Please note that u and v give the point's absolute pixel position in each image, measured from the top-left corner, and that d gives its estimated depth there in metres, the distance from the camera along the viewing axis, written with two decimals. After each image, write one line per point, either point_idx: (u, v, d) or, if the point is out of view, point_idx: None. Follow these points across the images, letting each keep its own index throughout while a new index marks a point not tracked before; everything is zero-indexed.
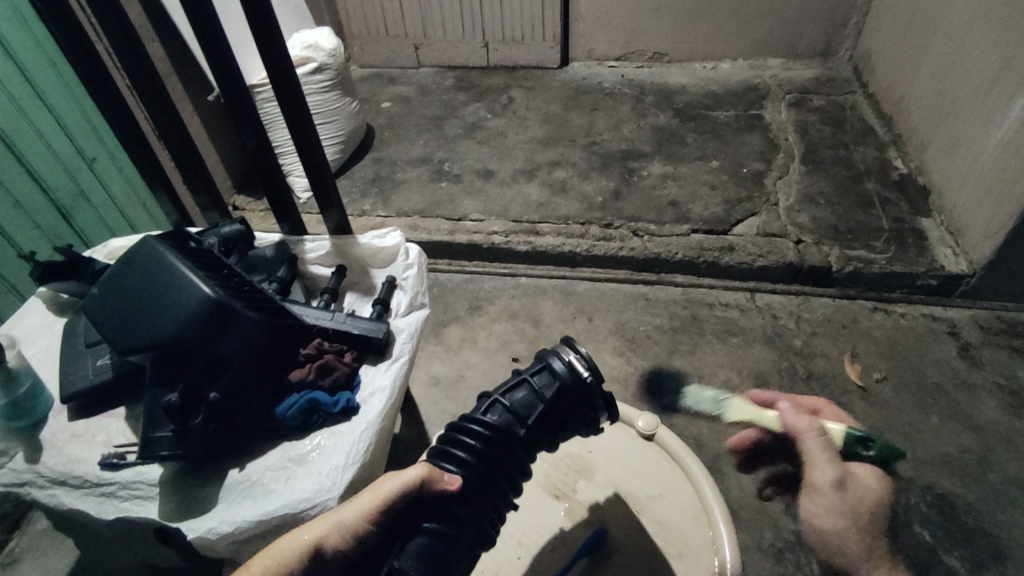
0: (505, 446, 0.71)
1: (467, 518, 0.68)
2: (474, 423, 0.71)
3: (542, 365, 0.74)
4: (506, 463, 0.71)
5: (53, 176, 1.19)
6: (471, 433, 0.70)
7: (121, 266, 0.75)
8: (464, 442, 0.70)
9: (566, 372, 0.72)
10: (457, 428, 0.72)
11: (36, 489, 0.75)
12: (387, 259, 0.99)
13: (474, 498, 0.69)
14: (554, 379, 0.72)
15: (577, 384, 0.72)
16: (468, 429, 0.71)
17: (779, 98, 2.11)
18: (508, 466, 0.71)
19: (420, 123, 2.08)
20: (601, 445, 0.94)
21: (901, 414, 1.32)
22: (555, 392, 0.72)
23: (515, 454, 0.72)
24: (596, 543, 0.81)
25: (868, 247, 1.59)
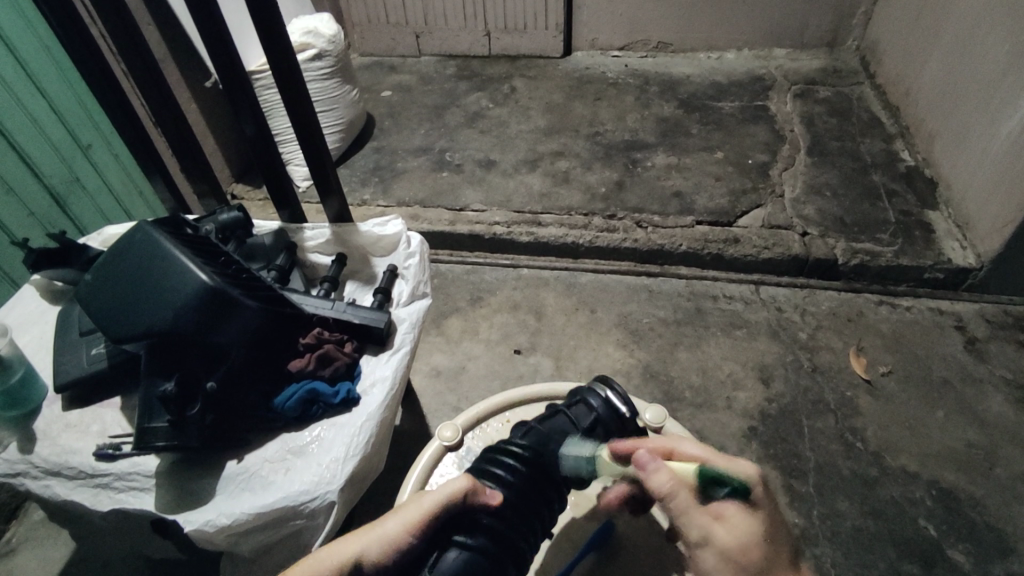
0: (545, 473, 0.69)
1: (506, 541, 0.64)
2: (513, 447, 0.70)
3: (577, 401, 0.75)
4: (544, 492, 0.69)
5: (47, 163, 1.17)
6: (510, 454, 0.69)
7: (117, 253, 0.72)
8: (502, 465, 0.68)
9: (604, 407, 0.73)
10: (494, 455, 0.70)
11: (29, 480, 0.73)
12: (389, 247, 0.97)
13: (514, 522, 0.65)
14: (592, 411, 0.73)
15: (617, 420, 0.72)
16: (506, 452, 0.69)
17: (785, 89, 2.08)
18: (548, 493, 0.69)
19: (421, 113, 2.05)
20: None
21: (907, 409, 1.31)
22: (593, 423, 0.72)
23: (553, 484, 0.70)
24: (604, 536, 0.79)
25: (874, 240, 1.57)
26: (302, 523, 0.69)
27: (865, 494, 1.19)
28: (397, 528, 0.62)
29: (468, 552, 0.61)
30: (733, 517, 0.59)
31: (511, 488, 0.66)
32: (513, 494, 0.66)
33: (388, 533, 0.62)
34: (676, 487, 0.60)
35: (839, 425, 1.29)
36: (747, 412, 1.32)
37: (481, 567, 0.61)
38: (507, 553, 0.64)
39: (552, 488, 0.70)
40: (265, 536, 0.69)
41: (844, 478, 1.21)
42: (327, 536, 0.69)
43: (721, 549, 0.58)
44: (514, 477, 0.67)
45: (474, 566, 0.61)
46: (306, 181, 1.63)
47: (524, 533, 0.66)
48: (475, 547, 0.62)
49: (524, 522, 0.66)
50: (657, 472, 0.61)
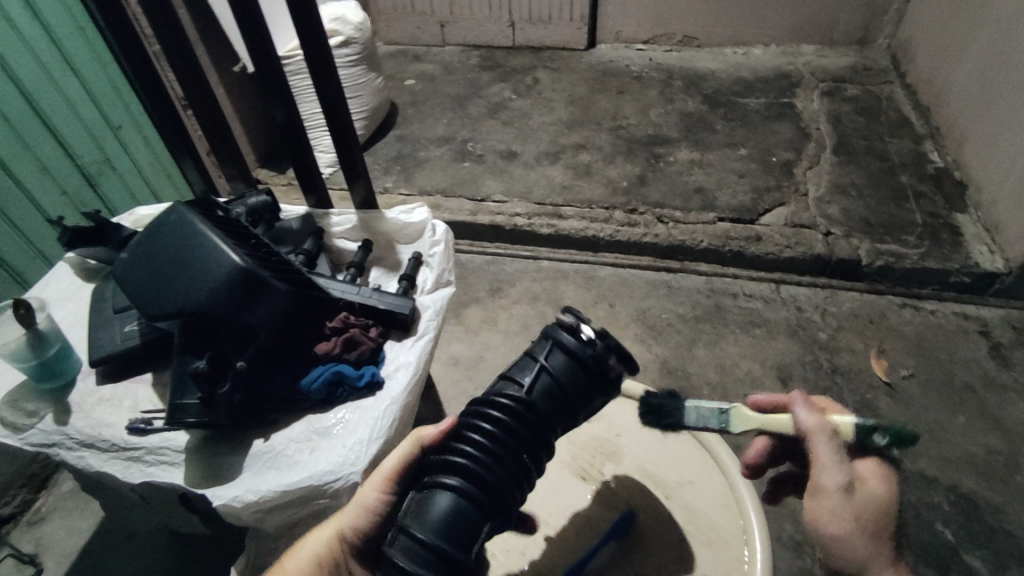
0: (533, 425, 0.64)
1: (495, 492, 0.60)
2: (500, 401, 0.64)
3: (545, 340, 0.68)
4: (535, 447, 0.64)
5: (79, 143, 1.19)
6: (481, 402, 0.65)
7: (150, 233, 0.74)
8: (488, 419, 0.63)
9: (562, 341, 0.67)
10: (479, 412, 0.65)
11: (64, 450, 0.75)
12: (414, 234, 0.97)
13: (505, 472, 0.61)
14: (548, 342, 0.67)
15: (575, 346, 0.66)
16: (494, 408, 0.64)
17: (812, 86, 2.05)
18: (531, 435, 0.63)
19: (444, 102, 2.05)
20: (628, 429, 0.91)
21: (927, 412, 1.30)
22: (550, 353, 0.67)
23: (542, 431, 0.64)
24: (623, 526, 0.80)
25: (900, 242, 1.55)
26: (326, 502, 0.70)
27: None
28: (379, 498, 0.65)
29: (448, 496, 0.59)
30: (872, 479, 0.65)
31: (496, 441, 0.62)
32: (500, 446, 0.62)
33: (371, 505, 0.65)
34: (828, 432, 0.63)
35: None
36: None
37: (469, 515, 0.59)
38: (497, 504, 0.61)
39: (543, 440, 0.64)
40: (290, 514, 0.70)
41: None
42: None
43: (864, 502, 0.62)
44: (484, 421, 0.63)
45: (463, 515, 0.59)
46: (330, 168, 1.64)
47: (515, 486, 0.62)
48: (462, 497, 0.59)
49: (515, 473, 0.62)
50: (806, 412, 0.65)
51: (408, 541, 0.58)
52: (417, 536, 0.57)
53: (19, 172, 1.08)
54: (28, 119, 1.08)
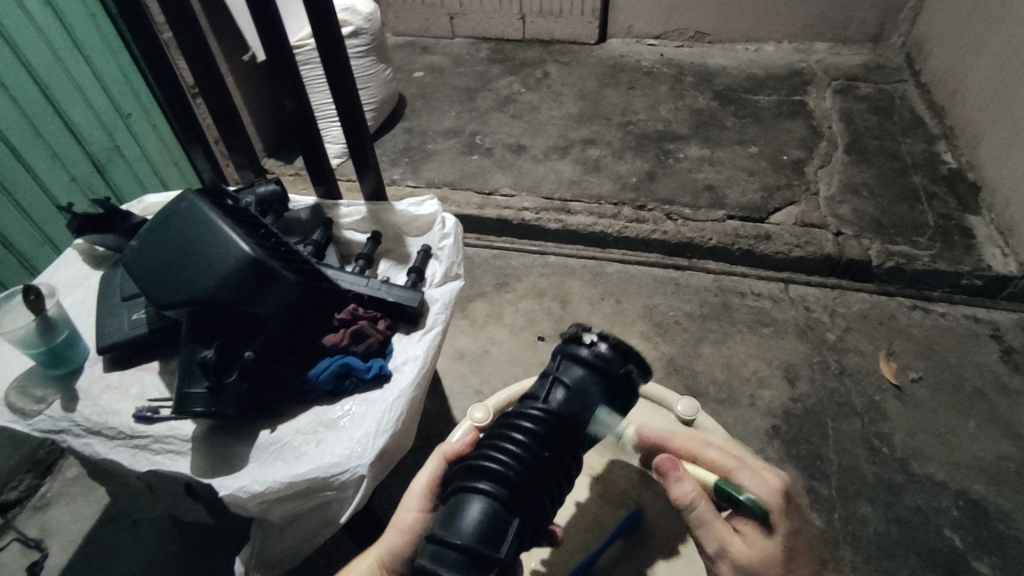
0: (560, 428, 0.65)
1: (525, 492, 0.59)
2: (524, 410, 0.66)
3: (560, 356, 0.72)
4: (563, 452, 0.64)
5: (88, 130, 1.19)
6: (506, 417, 0.67)
7: (160, 221, 0.74)
8: (513, 425, 0.64)
9: (580, 355, 0.70)
10: (504, 421, 0.66)
11: (71, 437, 0.75)
12: (423, 227, 0.97)
13: (534, 474, 0.61)
14: (566, 359, 0.71)
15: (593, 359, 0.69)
16: (519, 416, 0.65)
17: (824, 84, 2.02)
18: (559, 442, 0.64)
19: (452, 95, 2.04)
20: None
21: (935, 416, 1.29)
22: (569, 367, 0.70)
23: (568, 438, 0.65)
24: (631, 524, 0.79)
25: (911, 243, 1.53)
26: (332, 495, 0.70)
27: (889, 500, 1.18)
28: (415, 518, 0.67)
29: (483, 501, 0.58)
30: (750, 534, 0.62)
31: (523, 445, 0.62)
32: (529, 450, 0.62)
33: (407, 526, 0.67)
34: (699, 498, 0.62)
35: (865, 429, 1.28)
36: (771, 410, 1.31)
37: (504, 516, 0.58)
38: (529, 507, 0.60)
39: (570, 444, 0.65)
40: (296, 506, 0.70)
41: (868, 482, 1.20)
42: (356, 509, 0.70)
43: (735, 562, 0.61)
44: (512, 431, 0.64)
45: (495, 517, 0.58)
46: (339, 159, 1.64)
47: (546, 489, 0.62)
48: (491, 498, 0.58)
49: (545, 477, 0.62)
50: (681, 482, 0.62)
51: (440, 549, 0.57)
52: (449, 542, 0.56)
53: (29, 158, 1.08)
54: (39, 104, 1.08)
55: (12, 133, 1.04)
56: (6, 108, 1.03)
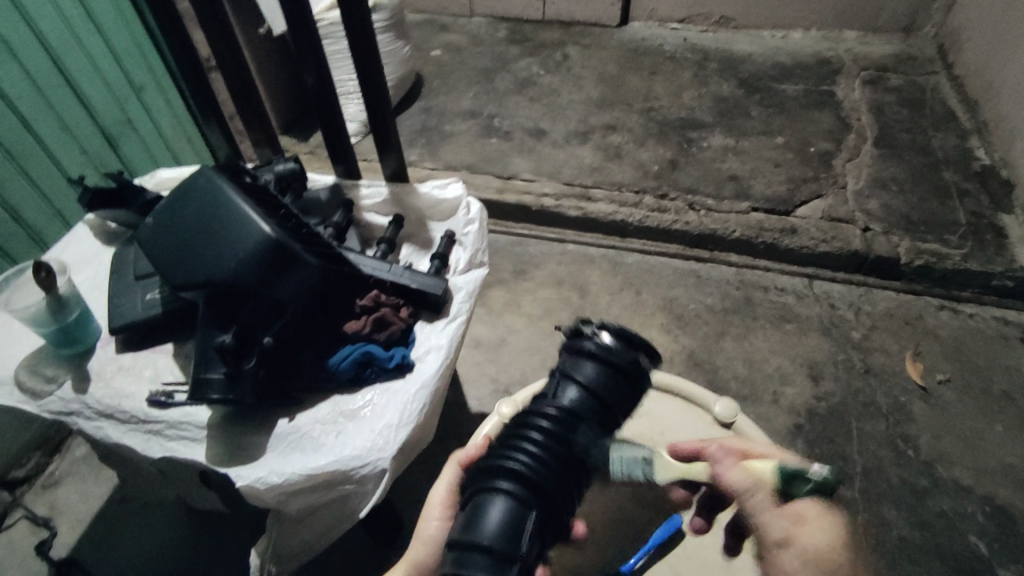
0: (573, 428, 0.61)
1: (544, 493, 0.57)
2: (535, 409, 0.62)
3: (566, 351, 0.66)
4: (580, 452, 0.60)
5: (100, 102, 1.15)
6: (519, 418, 0.63)
7: (176, 198, 0.70)
8: (526, 424, 0.61)
9: (589, 350, 0.64)
10: (516, 422, 0.63)
11: (82, 420, 0.72)
12: (447, 212, 0.93)
13: (552, 475, 0.58)
14: (574, 352, 0.65)
15: (603, 353, 0.63)
16: (532, 416, 0.62)
17: (853, 74, 1.96)
18: (575, 442, 0.60)
19: (470, 75, 1.99)
20: (673, 427, 0.85)
21: (962, 420, 1.26)
22: (578, 363, 0.64)
23: (584, 439, 0.61)
24: (666, 533, 0.76)
25: (942, 241, 1.49)
26: (351, 488, 0.67)
27: (913, 503, 1.15)
28: (437, 526, 0.65)
29: (500, 507, 0.56)
30: (815, 521, 0.59)
31: (537, 445, 0.59)
32: (543, 451, 0.58)
33: (429, 536, 0.65)
34: (755, 484, 0.62)
35: (890, 430, 1.24)
36: (794, 409, 1.28)
37: (520, 520, 0.55)
38: (551, 507, 0.57)
39: (586, 444, 0.61)
40: (314, 499, 0.67)
41: (892, 486, 1.17)
42: (377, 503, 0.68)
43: (805, 552, 0.58)
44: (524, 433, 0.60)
45: (514, 520, 0.55)
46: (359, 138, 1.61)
47: (567, 489, 0.59)
48: (508, 501, 0.56)
49: (563, 476, 0.58)
50: (730, 467, 0.63)
51: (461, 554, 0.55)
52: (469, 545, 0.54)
53: (39, 129, 1.04)
54: (49, 74, 1.04)
55: (22, 101, 1.00)
56: (16, 75, 0.99)
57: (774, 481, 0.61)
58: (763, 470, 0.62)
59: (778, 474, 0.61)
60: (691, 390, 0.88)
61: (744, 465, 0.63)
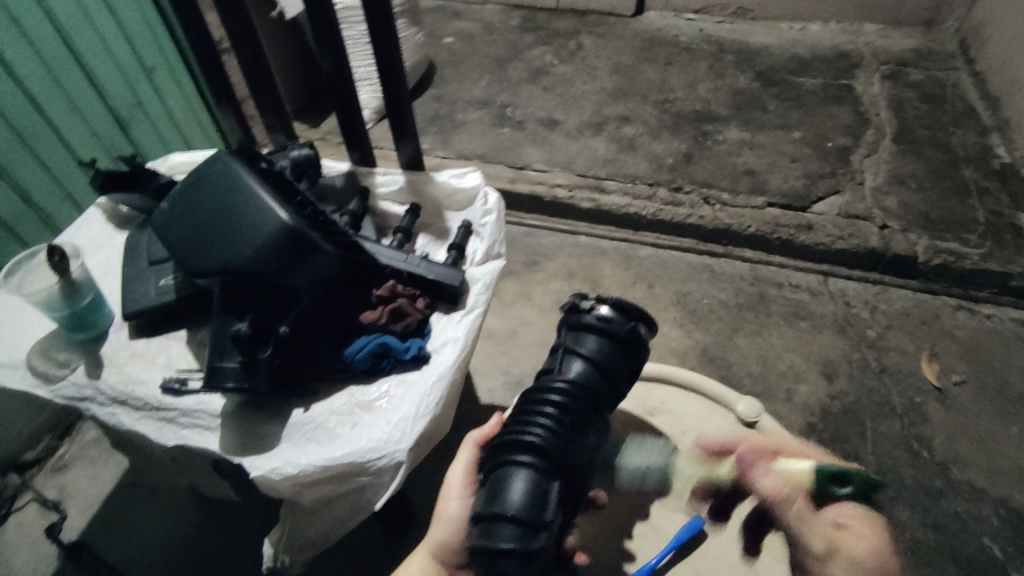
0: (583, 398, 0.63)
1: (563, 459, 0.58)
2: (542, 383, 0.65)
3: (565, 330, 0.70)
4: (591, 421, 0.63)
5: (112, 83, 1.14)
6: (527, 392, 0.65)
7: (190, 182, 0.69)
8: (536, 397, 0.63)
9: (587, 326, 0.67)
10: (525, 398, 0.65)
11: (96, 406, 0.72)
12: (464, 202, 0.92)
13: (567, 441, 0.60)
14: (573, 329, 0.68)
15: (603, 327, 0.67)
16: (540, 390, 0.64)
17: (873, 68, 1.93)
18: (584, 410, 0.63)
19: (482, 64, 1.96)
20: (694, 426, 0.86)
21: (978, 422, 1.24)
22: (579, 338, 0.67)
23: (592, 408, 0.64)
24: None
25: (960, 240, 1.47)
26: (366, 480, 0.67)
27: (927, 505, 1.14)
28: (459, 506, 0.67)
29: (521, 476, 0.57)
30: (856, 526, 0.61)
31: (550, 414, 0.61)
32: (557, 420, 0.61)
33: (451, 516, 0.67)
34: (793, 491, 0.62)
35: (904, 431, 1.23)
36: (807, 407, 1.27)
37: (543, 485, 0.57)
38: (569, 474, 0.59)
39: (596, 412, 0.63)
40: (329, 490, 0.67)
41: (906, 487, 1.16)
42: (391, 496, 0.67)
43: (853, 557, 0.58)
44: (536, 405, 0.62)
45: (538, 487, 0.57)
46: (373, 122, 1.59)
47: (582, 456, 0.61)
48: (530, 470, 0.57)
49: (578, 442, 0.61)
50: (766, 476, 0.63)
51: (487, 524, 0.56)
52: (495, 515, 0.55)
53: (50, 111, 1.03)
54: (60, 53, 1.03)
55: (33, 81, 0.99)
56: (26, 55, 0.97)
57: (809, 482, 0.63)
58: (800, 472, 0.63)
59: (816, 475, 0.63)
60: (712, 388, 0.89)
61: (778, 470, 0.63)
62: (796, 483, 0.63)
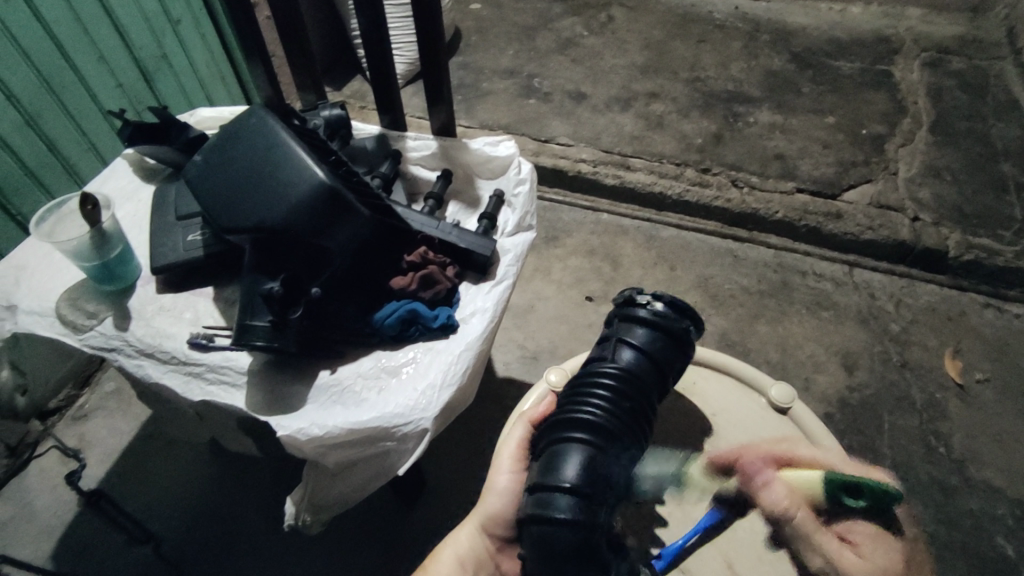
0: (636, 384, 0.65)
1: (619, 439, 0.60)
2: (596, 369, 0.66)
3: (616, 322, 0.71)
4: (644, 405, 0.65)
5: (138, 34, 1.11)
6: (582, 376, 0.67)
7: (226, 136, 0.68)
8: (590, 381, 0.65)
9: (644, 316, 0.69)
10: (579, 381, 0.66)
11: (123, 357, 0.72)
12: (497, 170, 0.90)
13: (625, 421, 0.61)
14: (627, 320, 0.70)
15: (658, 320, 0.69)
16: (594, 374, 0.66)
17: (913, 54, 1.85)
18: (640, 395, 0.64)
19: (510, 32, 1.91)
20: (726, 409, 0.85)
21: (999, 421, 1.23)
22: (633, 329, 0.69)
23: (647, 393, 0.65)
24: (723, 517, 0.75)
25: (994, 237, 1.44)
26: (391, 445, 0.66)
27: (941, 501, 1.13)
28: (509, 479, 0.69)
29: (580, 450, 0.59)
30: (863, 541, 0.56)
31: (608, 395, 0.62)
32: (615, 402, 0.62)
33: (502, 488, 0.68)
34: (794, 505, 0.59)
35: (923, 426, 1.22)
36: (825, 397, 1.26)
37: (603, 460, 0.58)
38: (625, 453, 0.61)
39: (648, 396, 0.65)
40: (354, 453, 0.66)
41: (921, 482, 1.15)
42: (415, 463, 0.67)
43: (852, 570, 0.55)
44: (594, 388, 0.64)
45: (597, 461, 0.58)
46: (406, 82, 1.59)
47: (637, 436, 0.62)
48: (589, 444, 0.59)
49: (635, 423, 0.62)
50: (770, 485, 0.61)
51: (544, 495, 0.57)
52: (553, 486, 0.57)
53: (76, 58, 1.01)
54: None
55: (60, 27, 0.97)
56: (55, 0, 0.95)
57: (817, 494, 0.60)
58: (807, 483, 0.61)
59: (824, 486, 0.60)
60: (745, 371, 0.88)
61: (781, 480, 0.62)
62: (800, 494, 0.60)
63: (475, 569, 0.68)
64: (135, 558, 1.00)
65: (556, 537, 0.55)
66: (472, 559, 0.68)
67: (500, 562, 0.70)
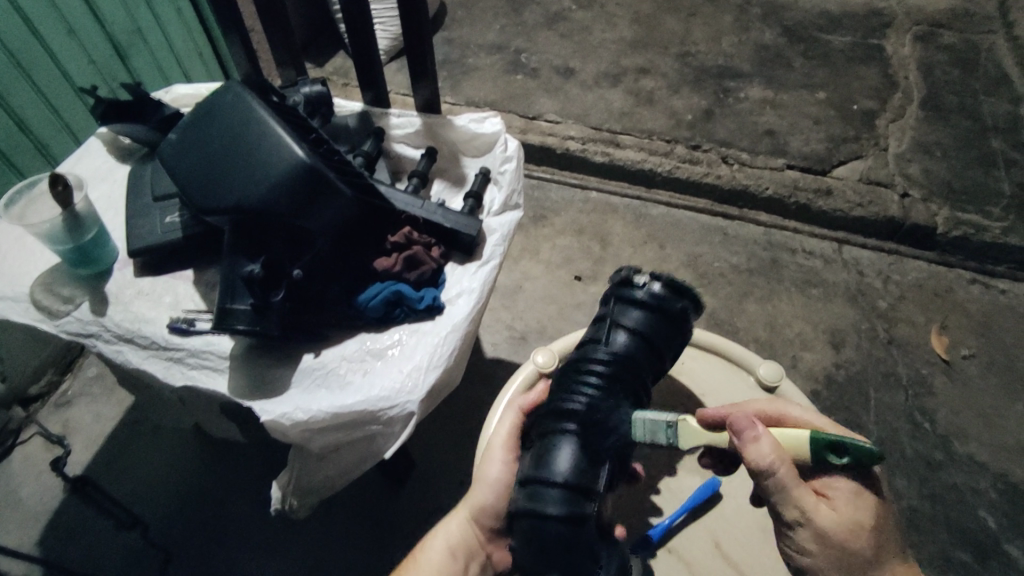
0: (629, 371, 0.63)
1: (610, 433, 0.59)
2: (588, 355, 0.64)
3: (612, 301, 0.68)
4: (638, 392, 0.63)
5: (111, 7, 1.07)
6: (575, 362, 0.65)
7: (202, 114, 0.65)
8: (582, 370, 0.63)
9: (641, 298, 0.66)
10: (572, 368, 0.65)
11: (102, 343, 0.70)
12: (483, 147, 0.88)
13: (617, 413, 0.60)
14: (624, 301, 0.67)
15: (656, 302, 0.65)
16: (587, 362, 0.64)
17: (905, 28, 1.83)
18: (634, 383, 0.63)
19: (496, 5, 1.85)
20: (715, 389, 0.85)
21: (983, 396, 1.25)
22: (630, 312, 0.66)
23: (640, 380, 0.64)
24: (708, 497, 0.76)
25: (982, 212, 1.44)
26: (377, 429, 0.66)
27: (926, 476, 1.15)
28: (502, 469, 0.69)
29: (570, 446, 0.59)
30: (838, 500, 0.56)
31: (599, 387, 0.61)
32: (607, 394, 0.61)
33: (494, 478, 0.68)
34: (778, 460, 0.54)
35: (909, 402, 1.23)
36: (812, 374, 1.27)
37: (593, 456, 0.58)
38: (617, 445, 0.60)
39: (641, 382, 0.64)
40: (339, 437, 0.66)
41: (907, 457, 1.17)
42: (402, 446, 0.66)
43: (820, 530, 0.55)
44: (587, 377, 0.62)
45: (586, 456, 0.58)
46: (389, 58, 1.56)
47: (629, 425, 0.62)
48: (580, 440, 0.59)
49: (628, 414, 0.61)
50: (757, 442, 0.54)
51: (536, 490, 0.58)
52: (544, 481, 0.58)
53: (44, 32, 0.97)
54: None
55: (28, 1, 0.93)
56: None
57: (802, 450, 0.55)
58: (794, 440, 0.55)
59: (811, 444, 0.54)
60: (734, 350, 0.87)
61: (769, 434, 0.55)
62: (784, 451, 0.55)
63: (467, 556, 0.69)
64: (125, 543, 1.00)
65: (547, 529, 0.56)
66: (462, 548, 0.68)
67: (492, 548, 0.71)
